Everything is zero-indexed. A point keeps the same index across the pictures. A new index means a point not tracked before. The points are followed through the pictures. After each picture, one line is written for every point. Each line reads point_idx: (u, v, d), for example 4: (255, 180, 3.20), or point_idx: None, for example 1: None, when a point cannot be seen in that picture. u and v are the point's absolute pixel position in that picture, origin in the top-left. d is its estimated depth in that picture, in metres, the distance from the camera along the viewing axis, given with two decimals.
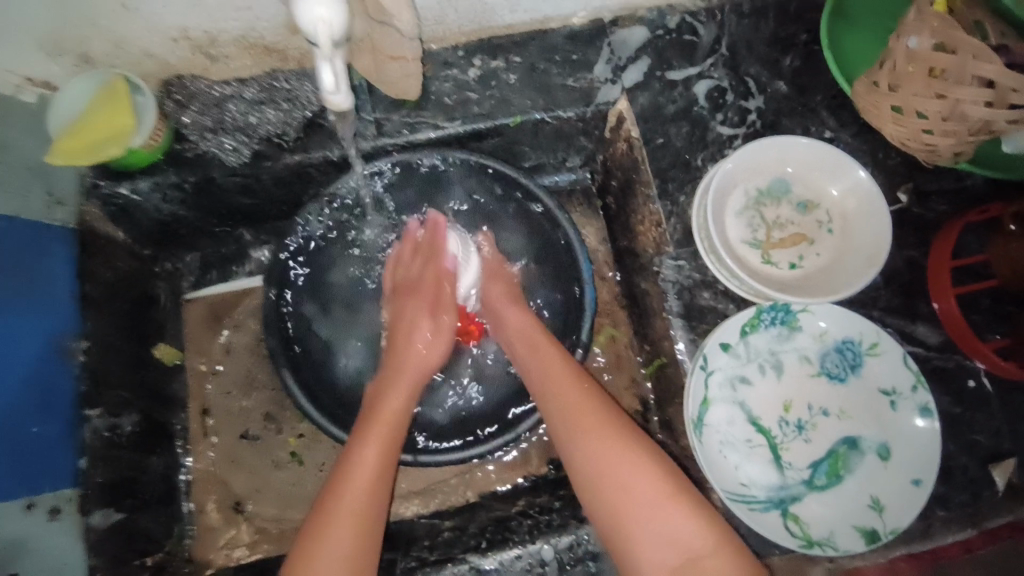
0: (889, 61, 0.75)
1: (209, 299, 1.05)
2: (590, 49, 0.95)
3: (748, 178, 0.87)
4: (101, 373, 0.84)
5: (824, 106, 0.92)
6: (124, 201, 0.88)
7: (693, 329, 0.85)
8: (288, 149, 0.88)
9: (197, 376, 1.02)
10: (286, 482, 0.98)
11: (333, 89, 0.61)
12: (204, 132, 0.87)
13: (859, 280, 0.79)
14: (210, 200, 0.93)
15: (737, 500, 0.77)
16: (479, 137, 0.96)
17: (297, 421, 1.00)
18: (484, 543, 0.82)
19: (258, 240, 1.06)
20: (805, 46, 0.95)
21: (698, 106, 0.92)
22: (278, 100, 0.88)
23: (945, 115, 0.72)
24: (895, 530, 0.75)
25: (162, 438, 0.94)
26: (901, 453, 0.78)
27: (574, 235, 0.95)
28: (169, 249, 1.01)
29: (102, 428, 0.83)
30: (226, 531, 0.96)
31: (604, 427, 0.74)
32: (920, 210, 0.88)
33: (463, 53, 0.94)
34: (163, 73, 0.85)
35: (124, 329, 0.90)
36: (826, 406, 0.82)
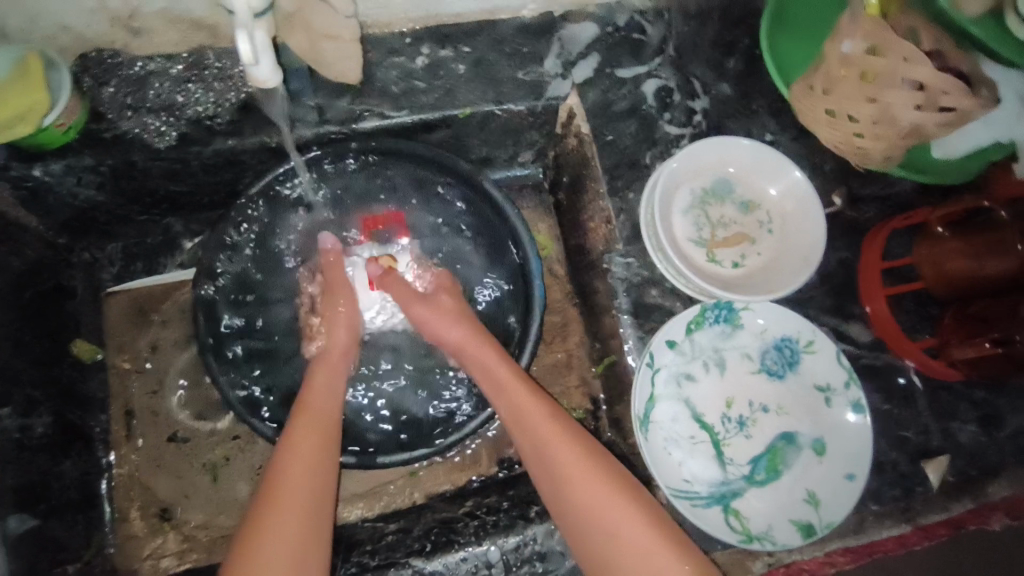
0: (823, 67, 0.77)
1: (132, 292, 0.98)
2: (541, 43, 0.94)
3: (693, 178, 0.88)
4: (10, 370, 0.77)
5: (765, 110, 0.95)
6: (35, 183, 0.80)
7: (639, 326, 0.86)
8: (220, 132, 0.83)
9: (118, 376, 0.94)
10: (217, 487, 0.92)
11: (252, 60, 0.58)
12: (124, 110, 0.80)
13: (796, 279, 0.81)
14: (132, 184, 0.87)
15: (680, 497, 0.78)
16: (428, 128, 0.93)
17: (232, 422, 0.94)
18: (428, 547, 0.78)
19: (191, 231, 0.99)
20: (748, 50, 0.97)
21: (646, 104, 0.93)
22: (208, 80, 0.82)
23: (876, 120, 0.74)
24: (829, 524, 0.77)
25: (81, 441, 0.86)
26: (836, 447, 0.81)
27: (523, 229, 0.93)
28: (88, 238, 0.94)
29: (12, 429, 0.76)
30: (151, 541, 0.89)
31: (531, 399, 0.77)
32: (854, 213, 0.91)
33: (411, 40, 0.92)
34: (81, 47, 0.79)
35: (35, 323, 0.82)
36: (765, 402, 0.84)
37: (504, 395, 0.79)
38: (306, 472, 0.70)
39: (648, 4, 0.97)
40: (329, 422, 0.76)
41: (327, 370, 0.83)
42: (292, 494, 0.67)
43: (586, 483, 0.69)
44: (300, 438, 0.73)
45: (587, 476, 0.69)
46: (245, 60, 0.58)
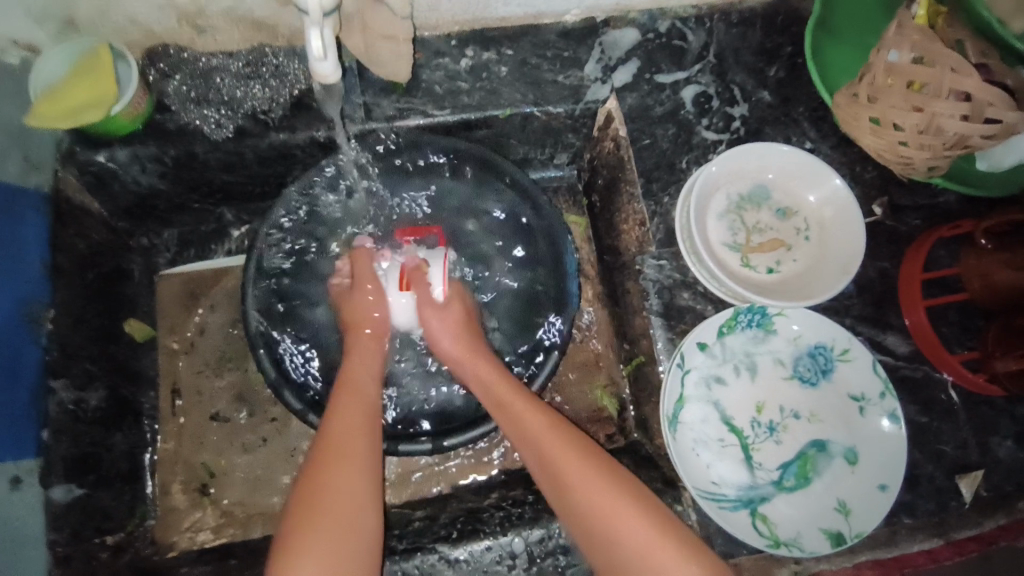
0: (868, 75, 0.77)
1: (187, 274, 1.03)
2: (582, 47, 0.96)
3: (729, 183, 0.89)
4: (69, 345, 0.82)
5: (806, 117, 0.95)
6: (100, 169, 0.85)
7: (671, 327, 0.86)
8: (274, 127, 0.88)
9: (168, 355, 0.99)
10: (253, 466, 0.95)
11: (320, 56, 0.60)
12: (187, 103, 0.85)
13: (833, 286, 0.81)
14: (191, 174, 0.91)
15: (707, 498, 0.78)
16: (468, 127, 0.96)
17: (271, 405, 0.98)
18: (455, 534, 0.80)
19: (240, 220, 1.03)
20: (789, 58, 0.97)
21: (684, 110, 0.94)
22: (265, 77, 0.86)
23: (921, 129, 0.74)
24: (860, 534, 0.77)
25: (129, 417, 0.91)
26: (869, 457, 0.80)
27: (560, 225, 0.95)
28: (147, 224, 0.99)
29: (68, 400, 0.81)
30: (191, 514, 0.93)
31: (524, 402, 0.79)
32: (894, 223, 0.90)
33: (456, 43, 0.94)
34: (148, 42, 0.84)
35: (96, 302, 0.87)
36: (797, 409, 0.83)
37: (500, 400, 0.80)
38: (354, 447, 0.72)
39: (690, 11, 0.98)
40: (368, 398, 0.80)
41: (360, 354, 0.86)
42: (340, 462, 0.70)
43: (597, 492, 0.69)
44: (343, 414, 0.76)
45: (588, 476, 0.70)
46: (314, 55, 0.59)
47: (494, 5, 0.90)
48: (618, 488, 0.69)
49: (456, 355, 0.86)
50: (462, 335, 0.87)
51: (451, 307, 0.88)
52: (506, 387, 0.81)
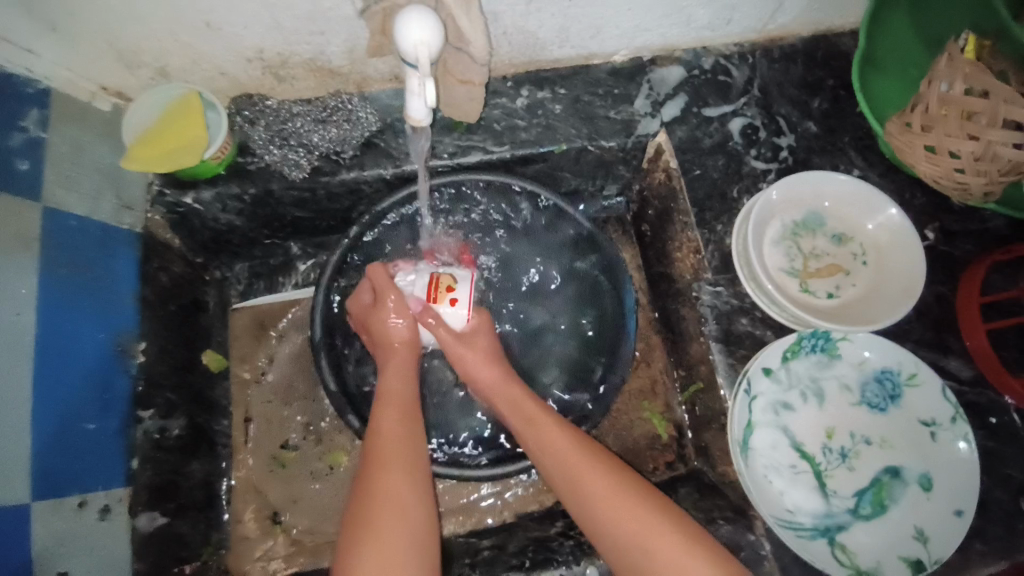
0: (921, 105, 0.80)
1: (255, 308, 1.06)
2: (631, 85, 1.00)
3: (785, 211, 0.91)
4: (154, 375, 0.86)
5: (852, 146, 0.97)
6: (185, 209, 0.91)
7: (730, 353, 0.87)
8: (344, 165, 0.92)
9: (240, 383, 1.03)
10: (321, 494, 0.98)
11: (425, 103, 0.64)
12: (268, 144, 0.90)
13: (897, 311, 0.82)
14: (265, 211, 0.96)
15: (784, 526, 0.78)
16: (525, 162, 1.00)
17: (335, 432, 1.01)
18: (527, 563, 0.80)
19: (305, 253, 1.08)
20: (832, 90, 1.01)
21: (733, 141, 0.97)
22: (339, 119, 0.92)
23: (978, 156, 0.76)
24: (940, 561, 0.76)
25: (205, 444, 0.93)
26: (944, 483, 0.79)
27: (613, 253, 0.99)
28: (220, 258, 1.04)
29: (152, 429, 0.83)
30: (263, 542, 0.96)
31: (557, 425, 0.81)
32: (948, 248, 0.91)
33: (512, 83, 0.99)
34: (234, 90, 0.90)
35: (177, 332, 0.92)
36: (867, 434, 0.83)
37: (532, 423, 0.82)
38: (404, 464, 0.74)
39: (733, 48, 1.02)
40: (408, 406, 0.82)
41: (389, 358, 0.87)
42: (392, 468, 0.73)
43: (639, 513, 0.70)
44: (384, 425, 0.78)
45: (595, 481, 0.73)
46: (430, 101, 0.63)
47: (549, 48, 0.95)
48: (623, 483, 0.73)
49: (488, 384, 0.87)
50: (493, 364, 0.88)
51: (483, 335, 0.90)
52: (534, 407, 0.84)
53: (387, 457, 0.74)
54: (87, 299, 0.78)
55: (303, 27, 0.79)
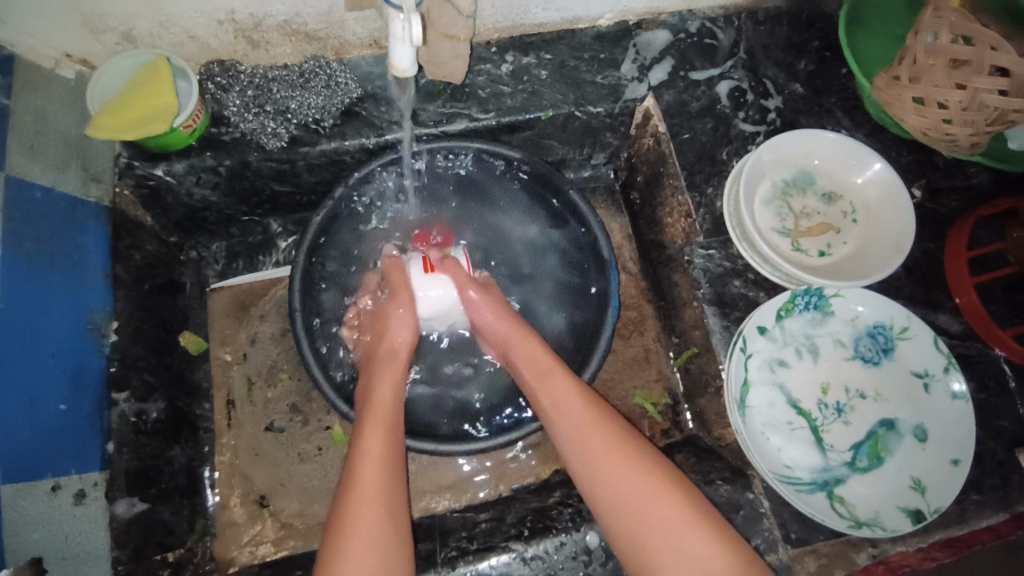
0: (908, 57, 0.80)
1: (235, 287, 1.03)
2: (617, 49, 0.98)
3: (775, 171, 0.91)
4: (129, 355, 0.82)
5: (839, 107, 0.97)
6: (156, 183, 0.87)
7: (725, 316, 0.86)
8: (325, 134, 0.89)
9: (221, 365, 0.99)
10: (311, 475, 0.96)
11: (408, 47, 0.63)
12: (244, 112, 0.87)
13: (888, 265, 0.83)
14: (242, 184, 0.92)
15: (783, 481, 0.79)
16: (512, 129, 0.98)
17: (324, 413, 0.98)
18: (526, 531, 0.79)
19: (286, 230, 1.05)
20: (817, 52, 0.99)
21: (720, 104, 0.96)
22: (317, 85, 0.88)
23: (966, 105, 0.76)
24: (939, 509, 0.76)
25: (186, 430, 0.91)
26: (938, 433, 0.80)
27: (594, 218, 0.96)
28: (196, 237, 1.00)
29: (129, 412, 0.80)
30: (250, 528, 0.93)
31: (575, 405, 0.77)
32: (934, 206, 0.92)
33: (496, 49, 0.96)
34: (205, 57, 0.86)
35: (152, 313, 0.88)
36: (862, 389, 0.84)
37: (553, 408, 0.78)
38: (384, 479, 0.70)
39: (718, 11, 1.00)
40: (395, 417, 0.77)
41: (387, 361, 0.83)
42: (371, 488, 0.69)
43: (623, 470, 0.70)
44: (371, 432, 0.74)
45: (600, 464, 0.71)
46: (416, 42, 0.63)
47: (534, 10, 0.92)
48: (613, 449, 0.72)
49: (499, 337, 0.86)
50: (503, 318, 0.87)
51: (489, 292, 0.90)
52: (544, 369, 0.81)
53: (368, 471, 0.70)
54: (54, 274, 0.75)
55: None
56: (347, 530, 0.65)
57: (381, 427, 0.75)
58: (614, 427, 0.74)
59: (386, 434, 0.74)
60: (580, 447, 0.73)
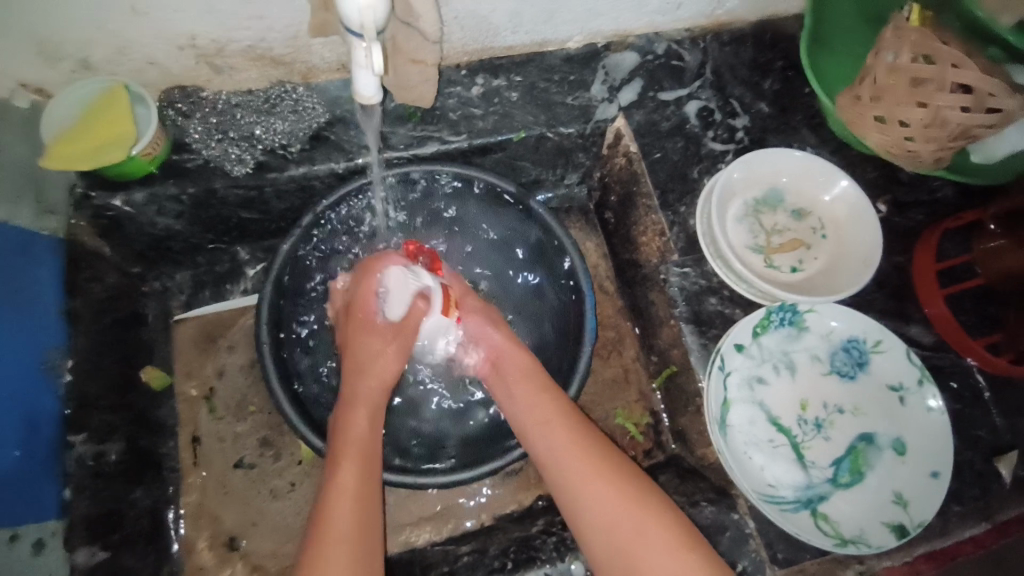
0: (869, 77, 0.82)
1: (203, 317, 1.00)
2: (587, 70, 0.99)
3: (746, 189, 0.92)
4: (88, 395, 0.79)
5: (805, 125, 0.98)
6: (116, 213, 0.84)
7: (703, 334, 0.86)
8: (293, 160, 0.87)
9: (189, 401, 0.96)
10: (284, 513, 0.92)
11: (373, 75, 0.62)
12: (207, 140, 0.85)
13: (858, 280, 0.84)
14: (208, 213, 0.90)
15: (767, 501, 0.78)
16: (483, 151, 0.97)
17: (296, 446, 0.95)
18: (509, 564, 0.77)
19: (254, 258, 1.02)
20: (782, 71, 1.01)
21: (690, 123, 0.97)
22: (283, 112, 0.87)
23: (926, 124, 0.78)
24: (921, 523, 0.76)
25: (152, 468, 0.86)
26: (917, 446, 0.80)
27: (567, 237, 0.94)
28: (160, 267, 0.96)
29: (87, 457, 0.77)
30: (219, 573, 0.89)
31: (557, 427, 0.75)
32: (901, 219, 0.94)
33: (466, 72, 0.96)
34: (165, 83, 0.84)
35: (113, 349, 0.84)
36: (840, 403, 0.84)
37: (537, 434, 0.76)
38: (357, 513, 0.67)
39: (684, 33, 1.02)
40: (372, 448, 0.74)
41: (366, 388, 0.81)
42: (344, 523, 0.66)
43: (603, 493, 0.68)
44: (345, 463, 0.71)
45: (582, 487, 0.69)
46: (378, 70, 0.61)
47: (503, 33, 0.92)
48: (594, 469, 0.70)
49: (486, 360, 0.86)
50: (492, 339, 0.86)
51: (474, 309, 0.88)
52: (528, 390, 0.80)
53: (341, 506, 0.67)
54: (5, 313, 0.71)
55: (241, 10, 0.74)
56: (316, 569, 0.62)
57: (356, 459, 0.72)
58: (595, 448, 0.73)
59: (362, 465, 0.72)
60: (563, 470, 0.72)
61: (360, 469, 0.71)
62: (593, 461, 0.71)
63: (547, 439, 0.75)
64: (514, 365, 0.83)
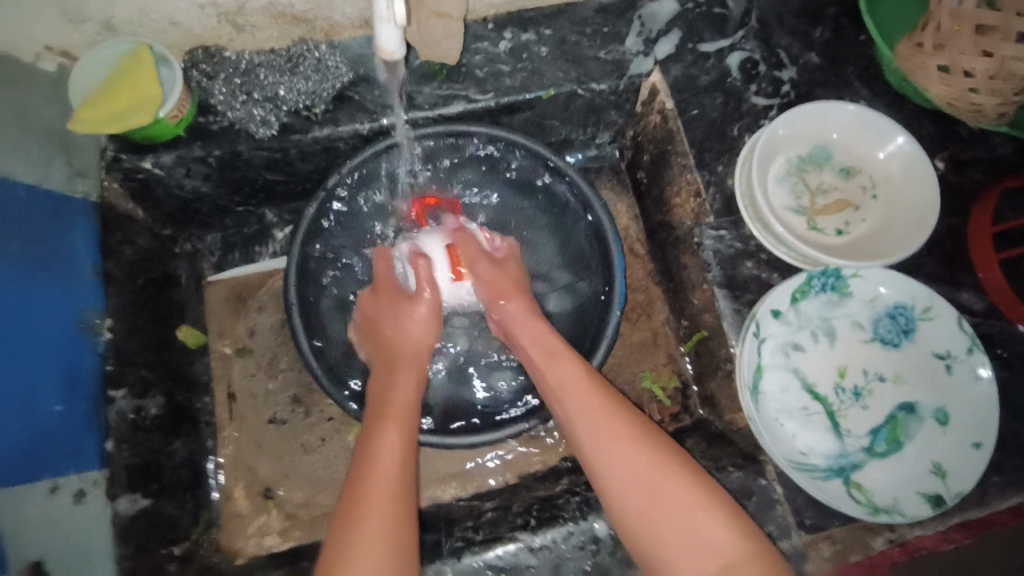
0: (931, 23, 0.75)
1: (232, 280, 1.01)
2: (621, 22, 0.94)
3: (790, 146, 0.87)
4: (125, 352, 0.81)
5: (856, 77, 0.92)
6: (145, 175, 0.84)
7: (736, 298, 0.83)
8: (316, 122, 0.86)
9: (221, 359, 0.98)
10: (316, 467, 0.95)
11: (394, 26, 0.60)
12: (231, 101, 0.84)
13: (911, 242, 0.79)
14: (235, 174, 0.90)
15: (798, 469, 0.76)
16: (511, 110, 0.94)
17: (326, 404, 0.97)
18: (533, 521, 0.78)
19: (282, 220, 1.03)
20: (833, 19, 0.94)
21: (731, 77, 0.92)
22: (307, 71, 0.85)
23: (993, 74, 0.71)
24: (960, 495, 0.74)
25: (188, 423, 0.90)
26: (961, 417, 0.77)
27: (593, 194, 0.93)
28: (189, 229, 0.98)
29: (127, 409, 0.79)
30: (255, 520, 0.93)
31: (583, 390, 0.73)
32: (956, 178, 0.88)
33: (494, 26, 0.92)
34: (189, 43, 0.83)
35: (147, 308, 0.86)
36: (881, 371, 0.81)
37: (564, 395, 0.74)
38: (394, 474, 0.66)
39: None
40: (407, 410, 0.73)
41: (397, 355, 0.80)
42: (381, 485, 0.65)
43: (630, 455, 0.67)
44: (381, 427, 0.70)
45: (608, 449, 0.68)
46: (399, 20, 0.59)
47: None
48: (621, 431, 0.69)
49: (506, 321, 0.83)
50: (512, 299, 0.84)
51: (499, 267, 0.87)
52: (554, 349, 0.78)
53: (378, 467, 0.66)
54: (40, 274, 0.73)
55: None
56: (354, 528, 0.61)
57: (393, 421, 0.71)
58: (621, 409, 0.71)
59: (399, 428, 0.70)
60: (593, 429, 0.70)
61: (395, 428, 0.70)
62: (621, 424, 0.69)
63: (568, 403, 0.73)
64: (537, 327, 0.81)
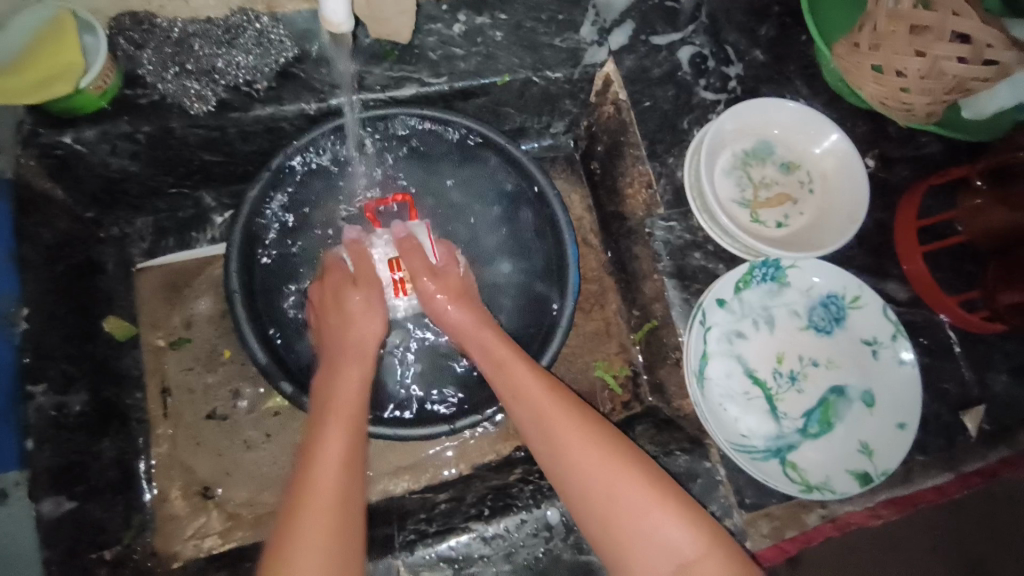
0: (868, 24, 0.78)
1: (166, 266, 0.96)
2: (577, 10, 0.92)
3: (735, 140, 0.89)
4: (44, 345, 0.75)
5: (799, 75, 0.95)
6: (65, 151, 0.78)
7: (684, 288, 0.86)
8: (258, 99, 0.82)
9: (154, 352, 0.93)
10: (260, 463, 0.91)
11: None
12: (163, 74, 0.78)
13: (841, 234, 0.83)
14: (166, 153, 0.84)
15: (739, 450, 0.80)
16: (465, 96, 0.93)
17: (271, 397, 0.93)
18: (486, 511, 0.78)
19: (222, 204, 0.98)
20: (778, 17, 0.97)
21: (682, 71, 0.93)
22: (246, 44, 0.80)
23: (923, 74, 0.76)
24: (884, 471, 0.79)
25: (116, 420, 0.84)
26: (886, 399, 0.82)
27: (547, 182, 0.93)
28: (117, 212, 0.92)
29: (48, 406, 0.74)
30: (194, 521, 0.89)
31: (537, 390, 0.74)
32: (887, 175, 0.93)
33: (447, 7, 0.89)
34: (114, 9, 0.76)
35: (69, 297, 0.81)
36: (815, 357, 0.85)
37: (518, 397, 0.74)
38: (338, 477, 0.64)
39: None
40: (357, 410, 0.71)
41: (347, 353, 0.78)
42: (327, 487, 0.63)
43: (584, 453, 0.68)
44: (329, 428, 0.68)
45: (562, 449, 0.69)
46: None
47: None
48: (574, 429, 0.69)
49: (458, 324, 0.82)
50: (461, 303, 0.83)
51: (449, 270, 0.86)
52: (507, 352, 0.78)
53: (322, 470, 0.64)
54: None
55: None
56: (294, 535, 0.59)
57: (340, 422, 0.69)
58: (575, 408, 0.72)
59: (348, 428, 0.68)
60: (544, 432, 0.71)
61: (341, 428, 0.68)
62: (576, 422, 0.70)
63: (522, 405, 0.73)
64: (489, 330, 0.81)
